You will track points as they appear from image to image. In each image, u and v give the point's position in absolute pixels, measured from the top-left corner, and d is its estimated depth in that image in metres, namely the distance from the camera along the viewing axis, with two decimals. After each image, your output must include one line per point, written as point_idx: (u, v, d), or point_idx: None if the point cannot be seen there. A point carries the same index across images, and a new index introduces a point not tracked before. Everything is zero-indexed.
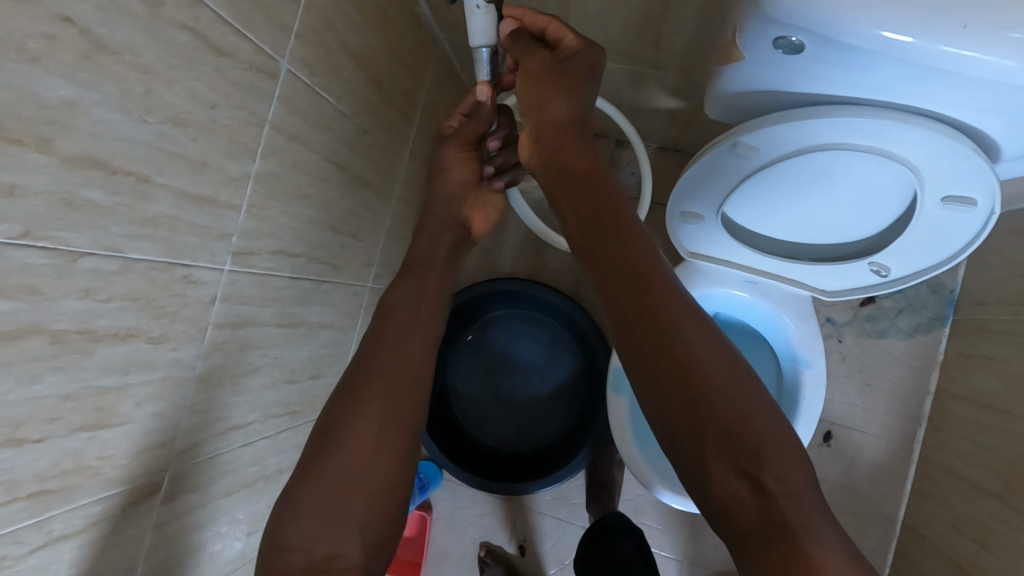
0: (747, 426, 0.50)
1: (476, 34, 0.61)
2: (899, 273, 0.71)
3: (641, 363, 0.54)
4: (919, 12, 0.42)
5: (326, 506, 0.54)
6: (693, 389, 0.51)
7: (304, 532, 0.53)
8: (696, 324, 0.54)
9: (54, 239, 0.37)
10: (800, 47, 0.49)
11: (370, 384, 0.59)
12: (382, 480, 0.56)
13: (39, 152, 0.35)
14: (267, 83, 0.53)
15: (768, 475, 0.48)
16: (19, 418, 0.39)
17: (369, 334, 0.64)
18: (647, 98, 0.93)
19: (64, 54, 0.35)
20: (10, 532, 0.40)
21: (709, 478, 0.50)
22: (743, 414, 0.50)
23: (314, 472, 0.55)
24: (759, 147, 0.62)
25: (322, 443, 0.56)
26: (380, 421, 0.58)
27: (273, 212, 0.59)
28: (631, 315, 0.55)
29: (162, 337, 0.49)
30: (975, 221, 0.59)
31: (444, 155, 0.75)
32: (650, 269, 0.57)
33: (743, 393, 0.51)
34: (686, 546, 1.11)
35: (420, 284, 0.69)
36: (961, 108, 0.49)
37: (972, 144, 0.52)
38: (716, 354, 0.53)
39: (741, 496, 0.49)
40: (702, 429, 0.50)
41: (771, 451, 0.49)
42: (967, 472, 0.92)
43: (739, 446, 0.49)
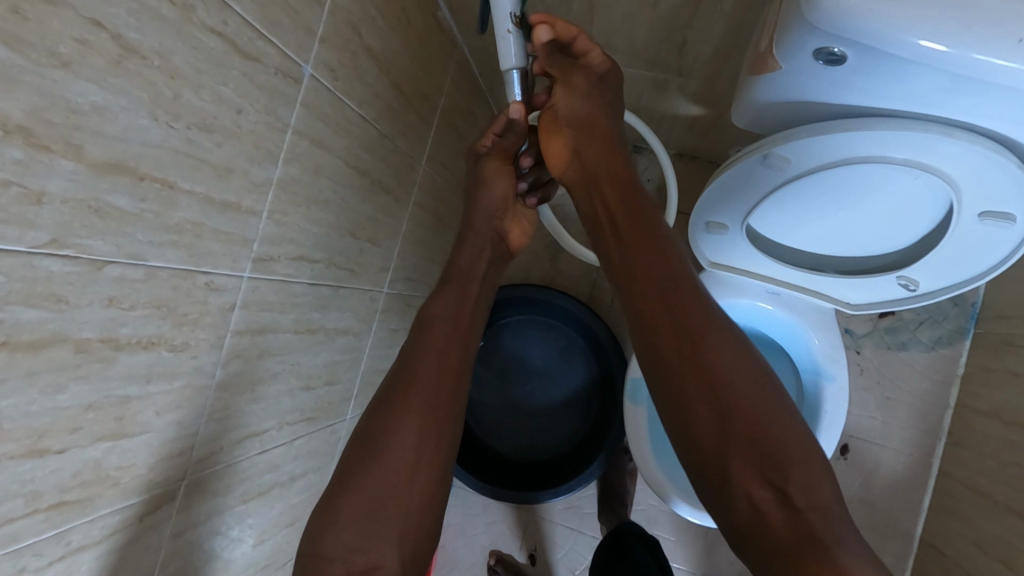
0: (776, 441, 0.49)
1: (507, 57, 0.62)
2: (928, 287, 0.69)
3: (672, 375, 0.53)
4: (964, 24, 0.41)
5: (363, 515, 0.53)
6: (719, 402, 0.50)
7: (344, 542, 0.52)
8: (724, 337, 0.53)
9: (79, 247, 0.36)
10: (842, 58, 0.48)
11: (410, 395, 0.58)
12: (420, 491, 0.55)
13: (67, 158, 0.34)
14: (292, 87, 0.52)
15: (793, 487, 0.47)
16: (41, 428, 0.38)
17: (405, 346, 0.63)
18: (668, 104, 0.92)
19: (95, 59, 0.34)
20: (30, 544, 0.39)
21: (736, 492, 0.49)
22: (773, 428, 0.49)
23: (353, 481, 0.54)
24: (792, 159, 0.61)
25: (362, 451, 0.56)
26: (419, 433, 0.57)
27: (294, 218, 0.59)
28: (667, 326, 0.54)
29: (183, 345, 0.48)
30: (1011, 238, 0.58)
31: (484, 169, 0.74)
32: (687, 282, 0.56)
33: (770, 408, 0.50)
34: (699, 558, 1.10)
35: (461, 297, 0.68)
36: (1006, 124, 0.48)
37: (1015, 160, 0.50)
38: (743, 369, 0.52)
39: (770, 511, 0.48)
40: (732, 442, 0.49)
41: (799, 466, 0.48)
42: (990, 489, 0.91)
43: (767, 460, 0.48)
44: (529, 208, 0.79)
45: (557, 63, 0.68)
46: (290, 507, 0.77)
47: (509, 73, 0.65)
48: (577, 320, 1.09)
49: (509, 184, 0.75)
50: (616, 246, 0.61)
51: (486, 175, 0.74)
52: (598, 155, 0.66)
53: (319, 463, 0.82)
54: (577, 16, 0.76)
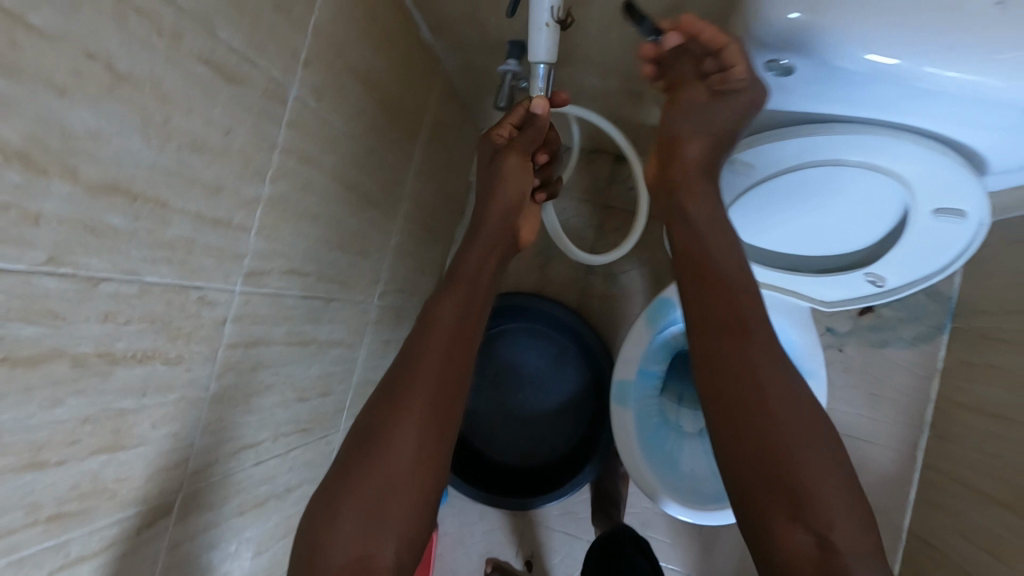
0: (815, 484, 0.53)
1: (539, 50, 0.62)
2: (895, 283, 0.71)
3: (728, 412, 0.57)
4: (893, 31, 0.44)
5: (363, 506, 0.54)
6: (763, 436, 0.55)
7: (343, 533, 0.53)
8: (775, 373, 0.57)
9: (76, 265, 0.38)
10: (790, 69, 0.51)
11: (411, 393, 0.59)
12: (419, 491, 0.57)
13: (64, 181, 0.36)
14: (278, 108, 0.54)
15: (833, 532, 0.52)
16: (40, 441, 0.39)
17: (407, 345, 0.64)
18: (647, 114, 0.94)
19: (89, 87, 0.36)
20: (31, 555, 0.41)
21: (776, 529, 0.53)
22: (815, 473, 0.53)
23: (354, 472, 0.56)
24: (754, 164, 0.65)
25: (365, 444, 0.57)
26: (422, 431, 0.58)
27: (284, 232, 0.60)
28: (728, 364, 0.58)
29: (178, 358, 0.50)
30: (966, 234, 0.60)
31: (503, 164, 0.74)
32: (756, 322, 0.59)
33: (812, 450, 0.54)
34: (694, 558, 1.11)
35: (465, 299, 0.68)
36: (946, 123, 0.51)
37: (958, 159, 0.53)
38: (790, 410, 0.56)
39: (804, 553, 0.52)
40: (778, 484, 0.54)
41: (836, 512, 0.52)
42: (976, 481, 0.93)
43: (803, 501, 0.53)
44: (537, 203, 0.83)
45: (687, 72, 0.61)
46: (287, 518, 0.78)
47: (536, 65, 0.64)
48: (569, 328, 1.10)
49: (523, 180, 0.75)
50: (686, 278, 0.64)
51: (503, 170, 0.74)
52: (688, 183, 0.63)
53: (315, 474, 0.83)
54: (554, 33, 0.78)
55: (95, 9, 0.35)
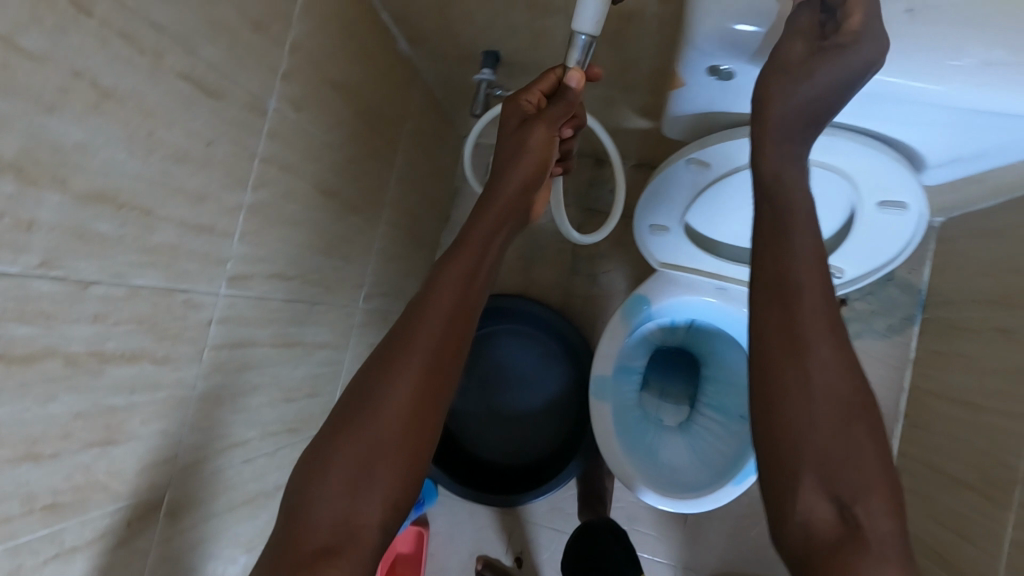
0: (850, 456, 0.44)
1: (585, 18, 0.53)
2: (851, 273, 0.75)
3: (766, 359, 0.47)
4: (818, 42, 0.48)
5: (352, 465, 0.48)
6: (796, 389, 0.46)
7: (327, 493, 0.47)
8: (829, 335, 0.47)
9: (67, 269, 0.41)
10: (731, 74, 0.54)
11: (412, 354, 0.52)
12: (412, 459, 0.50)
13: (55, 192, 0.39)
14: (257, 120, 0.58)
15: (860, 511, 0.42)
16: (35, 434, 0.42)
17: (412, 300, 0.56)
18: (620, 118, 0.98)
19: (75, 104, 0.39)
20: (26, 543, 0.43)
21: (797, 499, 0.44)
22: (850, 443, 0.44)
23: (343, 431, 0.50)
24: (710, 162, 0.66)
25: (359, 400, 0.51)
26: (419, 396, 0.51)
27: (266, 238, 0.63)
28: (778, 312, 0.48)
29: (165, 358, 0.53)
30: (909, 224, 0.64)
31: (529, 134, 0.60)
32: (816, 272, 0.48)
33: (853, 421, 0.44)
34: (680, 550, 1.13)
35: (475, 255, 0.58)
36: (879, 122, 0.55)
37: (893, 154, 0.57)
38: (840, 378, 0.46)
39: (824, 532, 0.43)
40: (812, 449, 0.44)
41: (868, 489, 0.43)
42: (946, 466, 0.96)
43: (837, 473, 0.43)
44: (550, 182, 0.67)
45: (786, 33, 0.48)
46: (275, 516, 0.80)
47: (577, 34, 0.54)
48: (552, 327, 1.13)
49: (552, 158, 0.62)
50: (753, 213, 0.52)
51: (531, 142, 0.60)
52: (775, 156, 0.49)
53: None
54: (524, 44, 0.82)
55: (80, 33, 0.38)
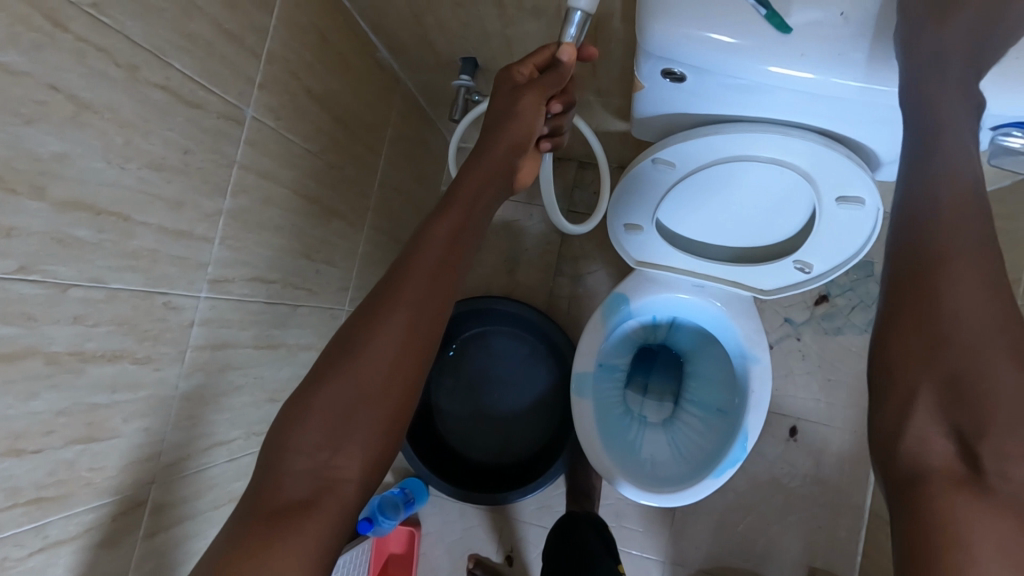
0: (983, 382, 0.36)
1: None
2: (820, 268, 0.76)
3: (891, 275, 0.41)
4: (766, 43, 0.49)
5: (333, 413, 0.49)
6: (924, 308, 0.39)
7: (307, 441, 0.48)
8: (970, 248, 0.38)
9: (47, 273, 0.43)
10: (684, 77, 0.56)
11: (394, 307, 0.52)
12: (392, 408, 0.50)
13: (33, 199, 0.41)
14: (235, 128, 0.60)
15: (989, 449, 0.35)
16: (19, 430, 0.44)
17: (397, 256, 0.56)
18: (598, 121, 1.00)
19: (52, 116, 0.41)
20: (11, 535, 0.45)
21: (907, 425, 0.38)
22: (982, 370, 0.36)
23: (324, 380, 0.50)
24: (675, 162, 0.68)
25: (341, 352, 0.51)
26: (401, 349, 0.51)
27: (247, 243, 0.66)
28: (908, 223, 0.41)
29: (146, 358, 0.55)
30: (868, 220, 0.66)
31: (519, 103, 0.60)
32: (958, 176, 0.40)
33: (997, 345, 0.36)
34: (667, 546, 1.15)
35: (462, 215, 0.58)
36: (831, 121, 0.57)
37: (844, 151, 0.59)
38: (997, 299, 0.38)
39: (937, 463, 0.37)
40: (928, 374, 0.38)
41: (1006, 422, 0.35)
42: None
43: (968, 399, 0.36)
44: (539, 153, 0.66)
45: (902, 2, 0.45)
46: None
47: (573, 8, 0.53)
48: (536, 327, 1.15)
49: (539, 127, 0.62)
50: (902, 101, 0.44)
51: (520, 108, 0.60)
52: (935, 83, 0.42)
53: None
54: (499, 50, 0.84)
55: (57, 48, 0.41)
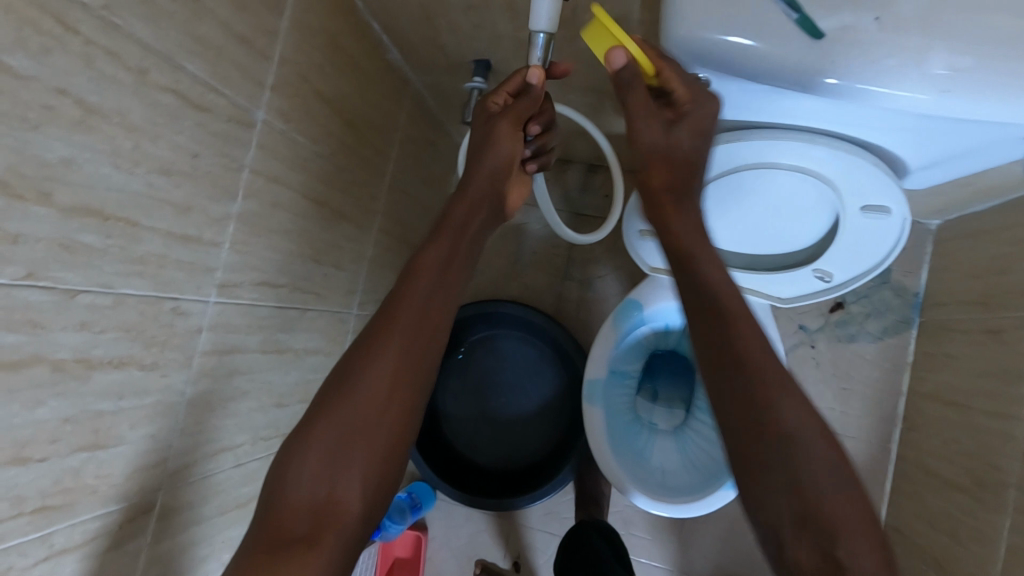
0: (820, 496, 0.46)
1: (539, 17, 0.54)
2: (841, 278, 0.74)
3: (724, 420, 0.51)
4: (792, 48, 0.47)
5: (330, 446, 0.51)
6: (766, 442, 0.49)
7: (305, 475, 0.50)
8: (784, 387, 0.50)
9: (54, 279, 0.43)
10: (706, 81, 0.54)
11: (389, 338, 0.55)
12: (389, 438, 0.53)
13: (40, 205, 0.40)
14: (245, 132, 0.59)
15: (844, 553, 0.44)
16: (23, 438, 0.43)
17: (389, 292, 0.59)
18: (610, 124, 0.98)
19: (60, 120, 0.41)
20: (16, 545, 0.45)
21: (782, 547, 0.47)
22: (816, 485, 0.47)
23: (323, 412, 0.53)
24: (694, 168, 0.66)
25: (335, 387, 0.54)
26: (394, 380, 0.54)
27: (254, 247, 0.65)
28: (728, 370, 0.52)
29: (153, 364, 0.54)
30: (893, 229, 0.64)
31: (494, 131, 0.60)
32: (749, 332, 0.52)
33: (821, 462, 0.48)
34: (675, 555, 1.13)
35: (455, 242, 0.61)
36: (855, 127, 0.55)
37: (870, 158, 0.58)
38: (805, 428, 0.49)
39: None
40: (777, 500, 0.47)
41: (846, 528, 0.45)
42: (937, 469, 0.95)
43: (815, 518, 0.46)
44: (525, 175, 0.67)
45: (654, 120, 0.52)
46: None
47: (534, 32, 0.55)
48: (544, 331, 1.14)
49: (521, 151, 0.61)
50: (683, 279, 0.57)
51: (496, 136, 0.60)
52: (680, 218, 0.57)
53: None
54: (511, 53, 0.83)
55: (66, 52, 0.40)
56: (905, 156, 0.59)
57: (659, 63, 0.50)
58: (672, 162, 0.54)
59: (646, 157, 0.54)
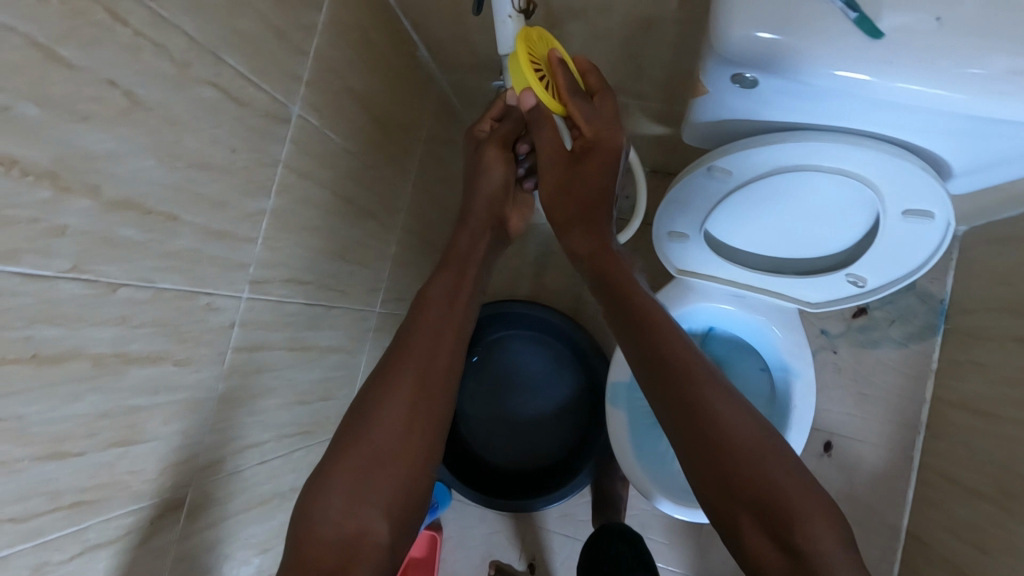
0: (770, 485, 0.51)
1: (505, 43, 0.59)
2: (874, 282, 0.74)
3: (672, 430, 0.56)
4: (848, 50, 0.46)
5: (354, 478, 0.53)
6: (717, 445, 0.53)
7: (332, 510, 0.51)
8: (723, 394, 0.56)
9: (95, 272, 0.42)
10: (754, 82, 0.53)
11: (403, 368, 0.58)
12: (412, 466, 0.55)
13: (85, 197, 0.40)
14: (280, 127, 0.59)
15: (799, 535, 0.49)
16: (62, 433, 0.43)
17: (397, 331, 0.62)
18: (634, 125, 0.97)
19: (107, 113, 0.40)
20: (53, 539, 0.44)
21: (742, 535, 0.51)
22: (764, 476, 0.52)
23: (346, 449, 0.54)
24: (732, 170, 0.66)
25: (354, 424, 0.55)
26: (413, 409, 0.56)
27: (285, 243, 0.65)
28: (668, 385, 0.57)
29: (187, 360, 0.54)
30: (936, 234, 0.64)
31: (484, 156, 0.69)
32: (676, 347, 0.59)
33: (766, 453, 0.53)
34: (692, 560, 1.12)
35: (458, 278, 0.66)
36: (903, 130, 0.54)
37: (920, 162, 0.56)
38: (745, 424, 0.54)
39: (771, 557, 0.50)
40: (730, 495, 0.52)
41: (800, 512, 0.50)
42: (963, 477, 0.94)
43: (768, 507, 0.50)
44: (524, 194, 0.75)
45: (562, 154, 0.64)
46: None
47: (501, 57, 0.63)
48: (563, 332, 1.13)
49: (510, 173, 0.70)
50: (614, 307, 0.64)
51: (486, 162, 0.69)
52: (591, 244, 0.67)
53: None
54: None
55: (115, 43, 0.40)
56: (952, 161, 0.58)
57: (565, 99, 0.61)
58: (575, 181, 0.64)
59: (555, 171, 0.64)
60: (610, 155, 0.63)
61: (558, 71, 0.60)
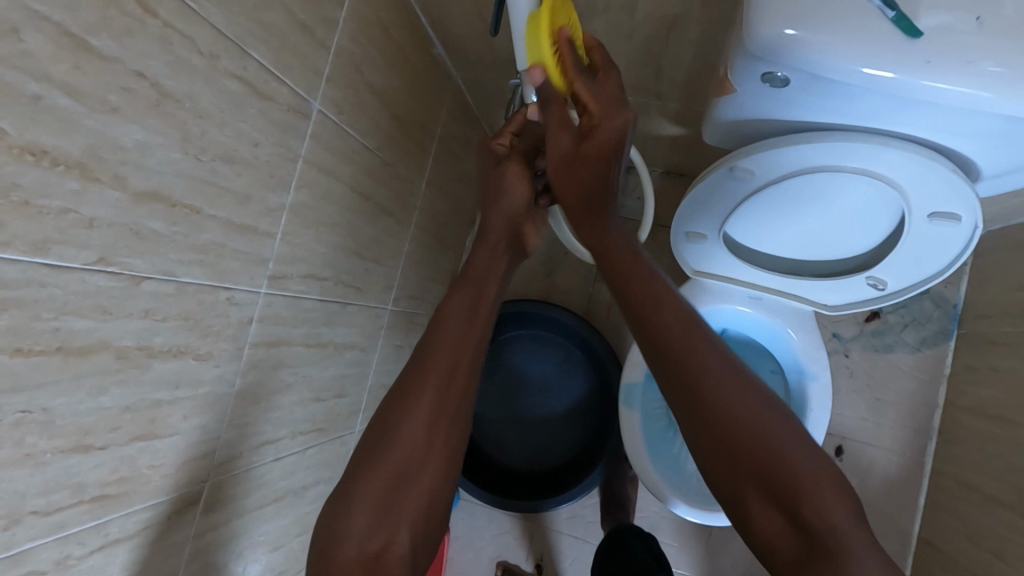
0: (777, 462, 0.50)
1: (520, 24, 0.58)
2: (895, 286, 0.73)
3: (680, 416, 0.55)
4: (882, 49, 0.46)
5: (378, 500, 0.52)
6: (727, 428, 0.52)
7: (355, 529, 0.51)
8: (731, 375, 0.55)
9: (122, 264, 0.42)
10: (786, 81, 0.53)
11: (423, 384, 0.57)
12: (432, 481, 0.55)
13: (114, 189, 0.40)
14: (301, 122, 0.59)
15: (809, 510, 0.49)
16: (87, 425, 0.43)
17: (416, 344, 0.61)
18: (651, 125, 0.97)
19: (137, 105, 0.40)
20: (75, 533, 0.44)
21: (750, 515, 0.51)
22: (770, 451, 0.51)
23: (368, 470, 0.53)
24: (755, 171, 0.65)
25: (374, 442, 0.55)
26: (431, 428, 0.56)
27: (304, 239, 0.64)
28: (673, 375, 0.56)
29: (207, 354, 0.54)
30: (961, 237, 0.63)
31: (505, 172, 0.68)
32: (675, 335, 0.58)
33: (772, 425, 0.52)
34: (702, 563, 1.12)
35: (477, 292, 0.65)
36: (932, 131, 0.54)
37: (949, 164, 0.56)
38: (750, 401, 0.53)
39: (780, 535, 0.50)
40: (736, 473, 0.52)
41: (810, 488, 0.49)
42: (980, 482, 0.93)
43: (777, 483, 0.50)
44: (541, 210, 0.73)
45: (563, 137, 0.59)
46: (303, 516, 0.81)
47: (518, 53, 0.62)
48: (575, 333, 1.13)
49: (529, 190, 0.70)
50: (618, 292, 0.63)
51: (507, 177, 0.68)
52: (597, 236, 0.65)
53: (329, 474, 0.86)
54: None
55: (145, 34, 0.39)
56: (981, 163, 0.57)
57: (570, 75, 0.55)
58: (575, 165, 0.60)
59: (557, 153, 0.61)
60: (617, 134, 0.57)
61: (568, 47, 0.54)
